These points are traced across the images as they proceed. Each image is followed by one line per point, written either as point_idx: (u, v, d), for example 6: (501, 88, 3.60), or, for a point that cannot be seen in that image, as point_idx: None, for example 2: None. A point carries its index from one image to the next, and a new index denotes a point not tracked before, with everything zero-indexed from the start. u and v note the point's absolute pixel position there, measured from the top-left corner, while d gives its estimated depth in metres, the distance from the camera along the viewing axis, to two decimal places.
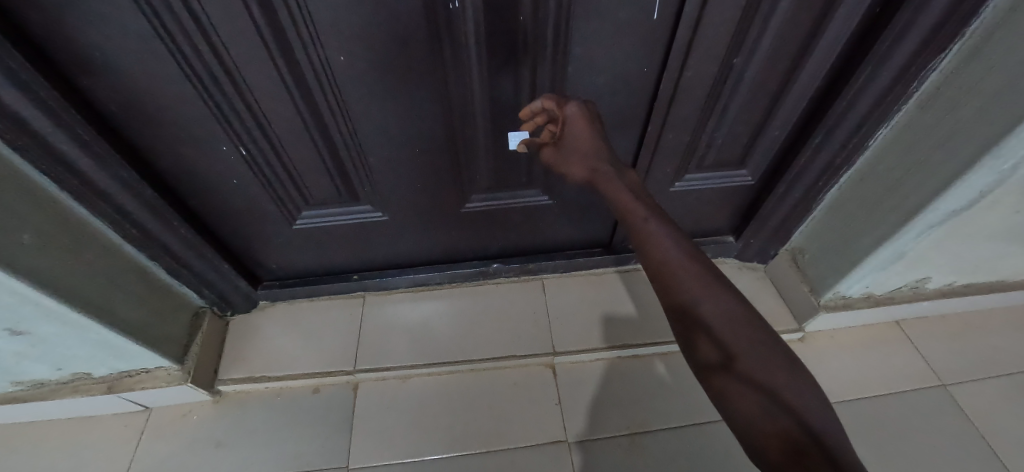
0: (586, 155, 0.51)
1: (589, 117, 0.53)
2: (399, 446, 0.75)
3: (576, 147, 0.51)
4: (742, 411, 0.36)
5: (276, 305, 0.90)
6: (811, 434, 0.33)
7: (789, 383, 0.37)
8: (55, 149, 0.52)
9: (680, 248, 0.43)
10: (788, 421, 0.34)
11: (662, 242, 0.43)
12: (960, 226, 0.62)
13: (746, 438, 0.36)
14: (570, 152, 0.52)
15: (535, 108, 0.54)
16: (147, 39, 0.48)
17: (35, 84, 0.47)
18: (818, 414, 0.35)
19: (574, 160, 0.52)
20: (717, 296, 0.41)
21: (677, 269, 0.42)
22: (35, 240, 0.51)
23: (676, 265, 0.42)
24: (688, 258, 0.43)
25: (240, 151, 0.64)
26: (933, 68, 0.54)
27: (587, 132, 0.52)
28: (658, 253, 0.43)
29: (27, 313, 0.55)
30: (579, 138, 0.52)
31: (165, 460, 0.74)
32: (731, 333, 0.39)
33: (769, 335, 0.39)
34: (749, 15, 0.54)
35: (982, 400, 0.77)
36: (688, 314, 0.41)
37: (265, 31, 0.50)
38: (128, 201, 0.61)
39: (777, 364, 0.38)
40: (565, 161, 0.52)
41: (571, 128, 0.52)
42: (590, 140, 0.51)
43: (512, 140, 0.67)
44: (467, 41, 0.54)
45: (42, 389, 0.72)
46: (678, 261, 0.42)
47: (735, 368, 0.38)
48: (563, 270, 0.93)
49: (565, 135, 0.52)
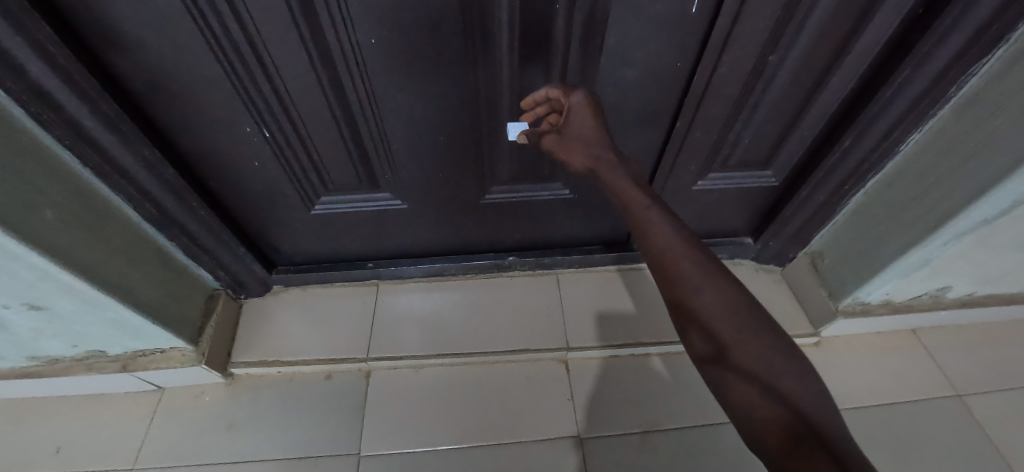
0: (590, 143, 0.50)
1: (593, 107, 0.52)
2: (410, 436, 0.75)
3: (579, 134, 0.50)
4: (740, 401, 0.36)
5: (290, 290, 0.90)
6: (809, 420, 0.33)
7: (789, 371, 0.36)
8: (79, 124, 0.51)
9: (680, 237, 0.43)
10: (786, 409, 0.33)
11: (665, 231, 0.43)
12: (990, 236, 0.62)
13: (745, 430, 0.35)
14: (574, 139, 0.50)
15: (538, 97, 0.53)
16: (176, 15, 0.47)
17: (61, 56, 0.46)
18: (818, 401, 0.35)
19: (577, 148, 0.50)
20: (716, 284, 0.40)
21: (677, 257, 0.42)
22: (57, 216, 0.51)
23: (676, 254, 0.42)
24: (688, 246, 0.42)
25: (263, 133, 0.63)
26: (973, 73, 0.53)
27: (591, 122, 0.51)
28: (659, 243, 0.43)
29: (47, 288, 0.55)
30: (583, 127, 0.51)
31: (177, 441, 0.74)
32: (731, 321, 0.39)
33: (768, 322, 0.39)
34: (789, 12, 0.53)
35: (997, 411, 0.76)
36: (686, 303, 0.40)
37: (296, 11, 0.49)
38: (148, 179, 0.61)
39: (778, 356, 0.37)
40: (568, 148, 0.50)
41: (575, 116, 0.51)
42: (594, 130, 0.50)
43: (512, 131, 0.65)
44: (500, 29, 0.53)
45: (57, 365, 0.72)
46: (678, 249, 0.42)
47: (738, 360, 0.37)
48: (578, 266, 0.92)
49: (568, 123, 0.51)
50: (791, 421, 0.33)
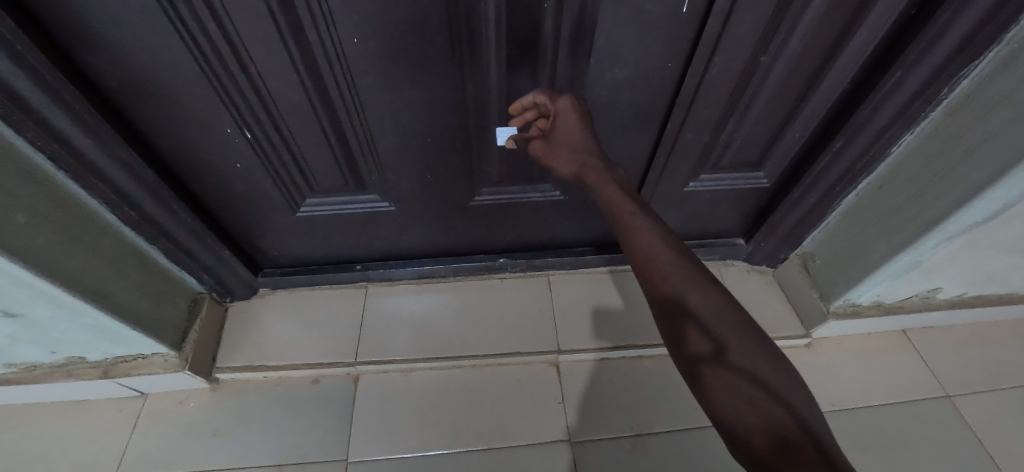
0: (576, 150, 0.49)
1: (581, 111, 0.51)
2: (399, 441, 0.74)
3: (565, 141, 0.50)
4: (725, 407, 0.35)
5: (277, 293, 0.88)
6: (797, 428, 0.32)
7: (776, 377, 0.35)
8: (52, 126, 0.49)
9: (666, 243, 0.42)
10: (775, 417, 0.33)
11: (650, 237, 0.42)
12: (980, 238, 0.61)
13: (732, 439, 0.34)
14: (560, 145, 0.50)
15: (526, 102, 0.53)
16: (150, 13, 0.45)
17: (32, 57, 0.45)
18: (806, 408, 0.34)
19: (564, 154, 0.50)
20: (703, 289, 0.40)
21: (663, 262, 0.41)
22: (30, 220, 0.49)
23: (662, 259, 0.41)
24: (675, 251, 0.42)
25: (245, 134, 0.62)
26: (965, 74, 0.52)
27: (578, 128, 0.50)
28: (646, 249, 0.42)
29: (21, 295, 0.53)
30: (570, 133, 0.50)
31: (160, 448, 0.72)
32: (718, 326, 0.38)
33: (755, 328, 0.38)
34: (782, 12, 0.52)
35: (986, 412, 0.77)
36: (673, 309, 0.40)
37: (276, 10, 0.47)
38: (127, 182, 0.59)
39: (765, 362, 0.36)
40: (554, 154, 0.50)
41: (562, 122, 0.50)
42: (580, 136, 0.50)
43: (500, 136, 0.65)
44: (487, 29, 0.52)
45: (35, 371, 0.70)
46: (665, 254, 0.41)
47: (729, 368, 0.36)
48: (569, 267, 0.91)
49: (555, 129, 0.51)
50: (785, 431, 0.32)
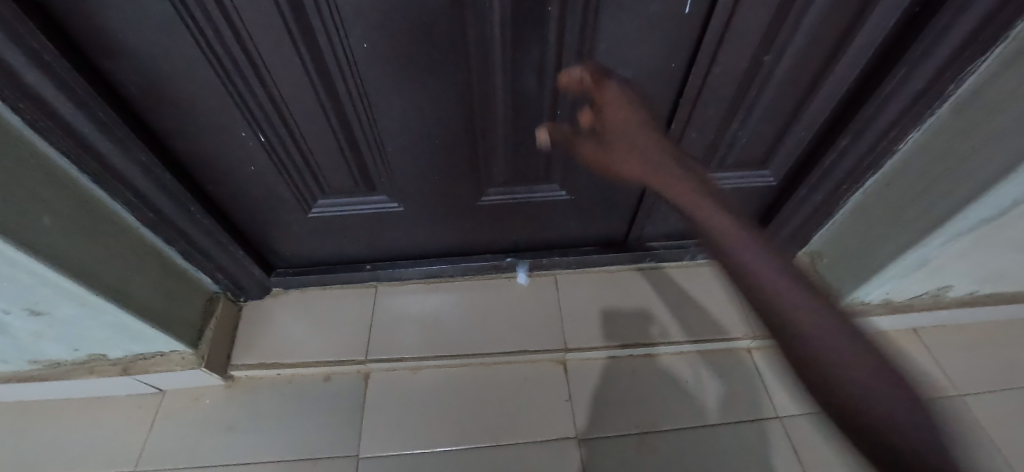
0: (628, 102, 0.45)
1: (624, 84, 0.51)
2: (409, 437, 0.75)
3: (619, 95, 0.47)
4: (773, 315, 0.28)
5: (289, 293, 0.90)
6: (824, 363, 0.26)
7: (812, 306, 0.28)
8: (76, 130, 0.51)
9: (664, 158, 0.36)
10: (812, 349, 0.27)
11: (642, 153, 0.37)
12: (991, 235, 0.61)
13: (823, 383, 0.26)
14: (614, 97, 0.46)
15: (574, 72, 0.53)
16: (168, 21, 0.47)
17: (58, 65, 0.47)
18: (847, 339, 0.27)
19: (617, 103, 0.45)
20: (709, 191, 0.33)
21: (662, 174, 0.35)
22: (54, 222, 0.51)
23: (661, 171, 0.35)
24: (677, 162, 0.35)
25: (259, 138, 0.63)
26: (969, 72, 0.52)
27: (623, 90, 0.48)
28: (637, 165, 0.37)
29: (46, 293, 0.55)
30: (616, 93, 0.47)
31: (177, 442, 0.75)
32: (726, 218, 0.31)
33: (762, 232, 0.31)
34: (785, 10, 0.52)
35: (1000, 412, 0.76)
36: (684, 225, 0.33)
37: (288, 18, 0.49)
38: (146, 185, 0.61)
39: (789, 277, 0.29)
40: (610, 102, 0.46)
41: (609, 86, 0.49)
42: (630, 96, 0.47)
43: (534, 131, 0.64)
44: (492, 32, 0.53)
45: (58, 368, 0.73)
46: (663, 168, 0.35)
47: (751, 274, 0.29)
48: (576, 266, 0.92)
49: (603, 86, 0.48)
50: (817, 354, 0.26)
